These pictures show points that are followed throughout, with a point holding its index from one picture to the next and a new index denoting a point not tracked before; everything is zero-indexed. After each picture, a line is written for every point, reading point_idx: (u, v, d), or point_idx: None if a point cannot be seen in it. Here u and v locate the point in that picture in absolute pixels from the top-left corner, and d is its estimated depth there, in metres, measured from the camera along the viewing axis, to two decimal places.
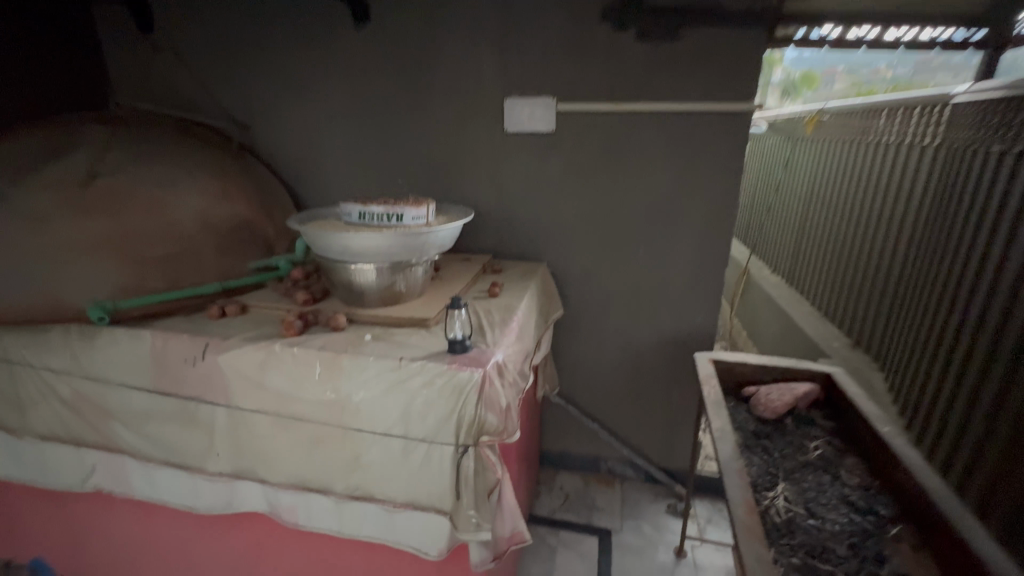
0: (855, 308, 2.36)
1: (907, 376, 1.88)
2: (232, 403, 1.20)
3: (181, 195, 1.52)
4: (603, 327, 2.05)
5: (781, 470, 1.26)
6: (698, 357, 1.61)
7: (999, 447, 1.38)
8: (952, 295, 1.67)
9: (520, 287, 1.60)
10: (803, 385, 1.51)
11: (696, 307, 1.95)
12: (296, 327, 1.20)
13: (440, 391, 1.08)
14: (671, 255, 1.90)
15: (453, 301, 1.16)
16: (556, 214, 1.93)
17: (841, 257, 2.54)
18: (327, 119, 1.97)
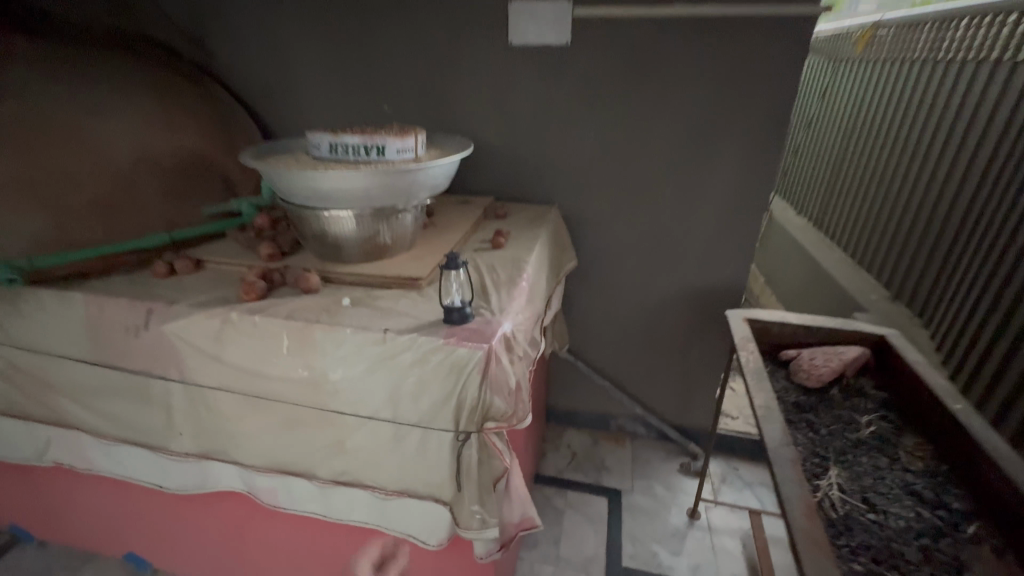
0: (893, 254, 2.13)
1: (979, 332, 1.70)
2: (188, 379, 1.01)
3: (114, 126, 1.23)
4: (618, 279, 1.83)
5: (831, 452, 1.09)
6: (731, 317, 1.40)
7: None
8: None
9: (528, 236, 1.36)
10: (853, 350, 1.32)
11: (726, 257, 1.71)
12: (258, 290, 0.98)
13: (435, 370, 0.88)
14: (701, 197, 1.64)
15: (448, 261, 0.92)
16: (569, 149, 1.65)
17: (878, 197, 2.27)
18: (294, 31, 1.64)
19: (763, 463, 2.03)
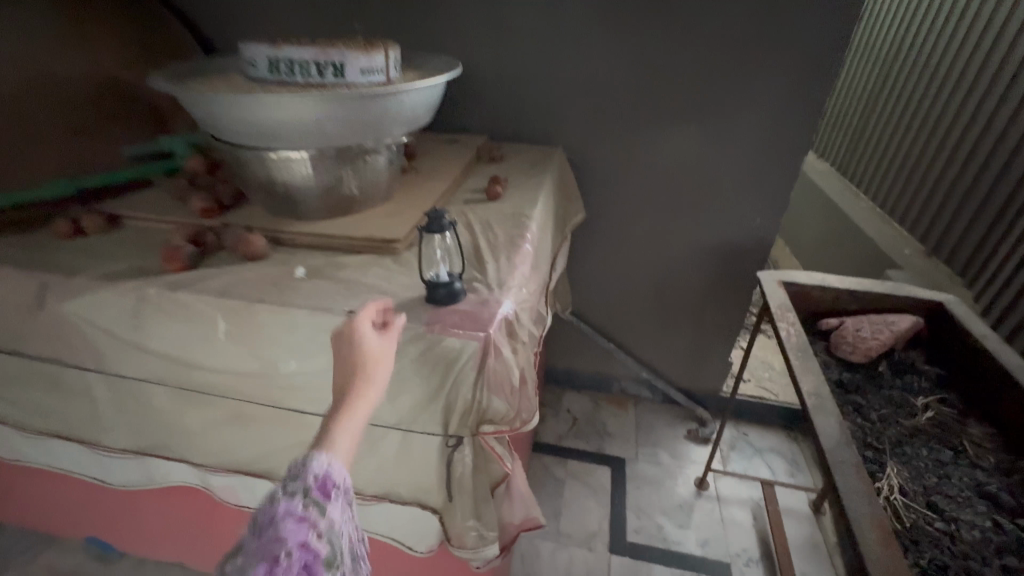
0: (932, 202, 1.92)
1: (1013, 287, 1.55)
2: (108, 369, 0.80)
3: None
4: (629, 233, 1.61)
5: (885, 443, 0.93)
6: (764, 280, 1.21)
7: None
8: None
9: (530, 184, 1.12)
10: (905, 319, 1.14)
11: (756, 208, 1.48)
12: (185, 259, 0.76)
13: (416, 364, 0.68)
14: (731, 136, 1.39)
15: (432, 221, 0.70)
16: (577, 74, 1.38)
17: (916, 138, 2.03)
18: None
19: (775, 428, 1.91)
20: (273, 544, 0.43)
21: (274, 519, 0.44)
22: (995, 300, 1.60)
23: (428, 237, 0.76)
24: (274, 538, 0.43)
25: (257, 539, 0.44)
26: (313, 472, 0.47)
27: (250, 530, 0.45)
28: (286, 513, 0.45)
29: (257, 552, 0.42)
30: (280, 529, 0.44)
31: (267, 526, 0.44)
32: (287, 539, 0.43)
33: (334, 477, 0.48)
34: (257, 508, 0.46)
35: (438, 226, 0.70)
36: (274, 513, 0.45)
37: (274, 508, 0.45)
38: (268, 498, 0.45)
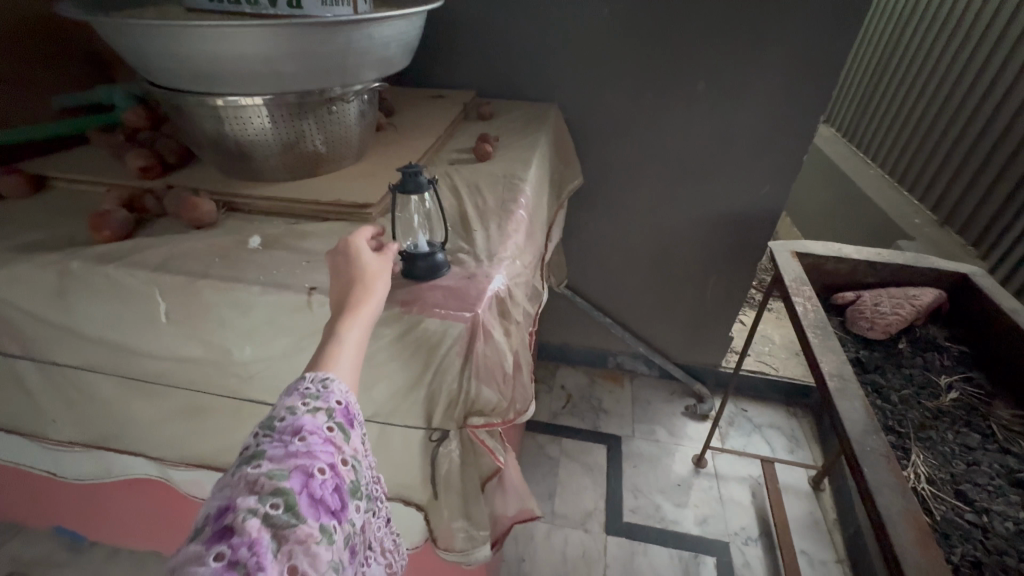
0: (946, 168, 1.82)
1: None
2: (37, 354, 0.70)
3: None
4: (630, 200, 1.50)
5: (908, 426, 0.86)
6: (777, 251, 1.11)
7: None
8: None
9: (523, 143, 1.00)
10: (926, 292, 1.05)
11: (767, 174, 1.37)
12: (118, 227, 0.65)
13: (391, 349, 0.59)
14: (744, 91, 1.26)
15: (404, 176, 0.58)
16: (577, 19, 1.23)
17: (931, 99, 1.90)
18: None
19: (775, 404, 1.86)
20: (306, 453, 0.38)
21: (300, 431, 0.39)
22: (1006, 271, 1.54)
23: (407, 198, 0.64)
24: (305, 448, 0.38)
25: (283, 448, 0.38)
26: (338, 394, 0.43)
27: (265, 439, 0.39)
28: (314, 428, 0.40)
29: (288, 459, 0.37)
30: (310, 441, 0.39)
31: (290, 436, 0.39)
32: (319, 452, 0.39)
33: (353, 405, 0.44)
34: (270, 417, 0.40)
35: (414, 183, 0.58)
36: (301, 425, 0.40)
37: (299, 419, 0.40)
38: (290, 407, 0.40)
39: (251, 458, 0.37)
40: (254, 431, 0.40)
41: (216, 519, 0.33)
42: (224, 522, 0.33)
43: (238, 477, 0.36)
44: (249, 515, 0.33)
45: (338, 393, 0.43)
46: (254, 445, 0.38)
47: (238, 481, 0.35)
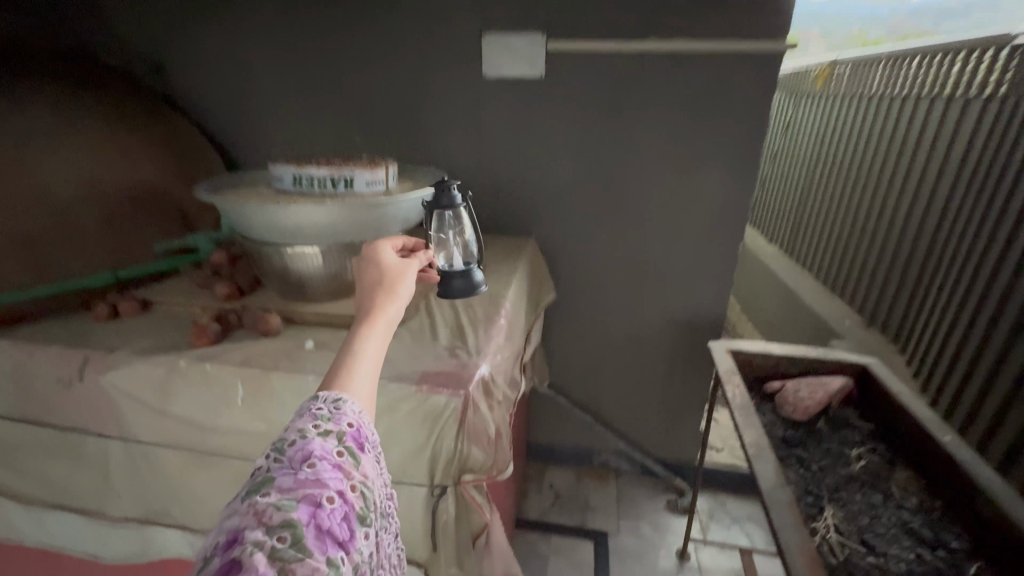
0: (862, 279, 2.17)
1: (930, 354, 1.77)
2: (127, 435, 0.90)
3: (53, 147, 1.08)
4: (598, 310, 1.79)
5: (823, 490, 1.05)
6: (714, 349, 1.37)
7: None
8: (1015, 250, 1.46)
9: (505, 270, 1.31)
10: (836, 379, 1.29)
11: (707, 288, 1.69)
12: (211, 334, 0.90)
13: (407, 420, 0.81)
14: (679, 226, 1.62)
15: (438, 197, 0.87)
16: (548, 176, 1.61)
17: (845, 226, 2.31)
18: (263, 61, 1.56)
19: (750, 497, 1.97)
20: (314, 478, 0.52)
21: (309, 458, 0.54)
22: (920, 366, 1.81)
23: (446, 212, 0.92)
24: (313, 474, 0.53)
25: (294, 474, 0.52)
26: (348, 418, 0.59)
27: (280, 466, 0.53)
28: (321, 454, 0.55)
29: (297, 484, 0.51)
30: (318, 467, 0.54)
31: (301, 463, 0.53)
32: (324, 477, 0.53)
33: (360, 430, 0.60)
34: (287, 442, 0.55)
35: (446, 199, 0.87)
36: (311, 451, 0.55)
37: (310, 446, 0.55)
38: (302, 435, 0.55)
39: (268, 481, 0.51)
40: (273, 454, 0.54)
41: (232, 543, 0.46)
42: (238, 547, 0.45)
43: (255, 505, 0.49)
44: (262, 537, 0.46)
45: (346, 416, 0.60)
46: (271, 470, 0.53)
47: (257, 505, 0.49)
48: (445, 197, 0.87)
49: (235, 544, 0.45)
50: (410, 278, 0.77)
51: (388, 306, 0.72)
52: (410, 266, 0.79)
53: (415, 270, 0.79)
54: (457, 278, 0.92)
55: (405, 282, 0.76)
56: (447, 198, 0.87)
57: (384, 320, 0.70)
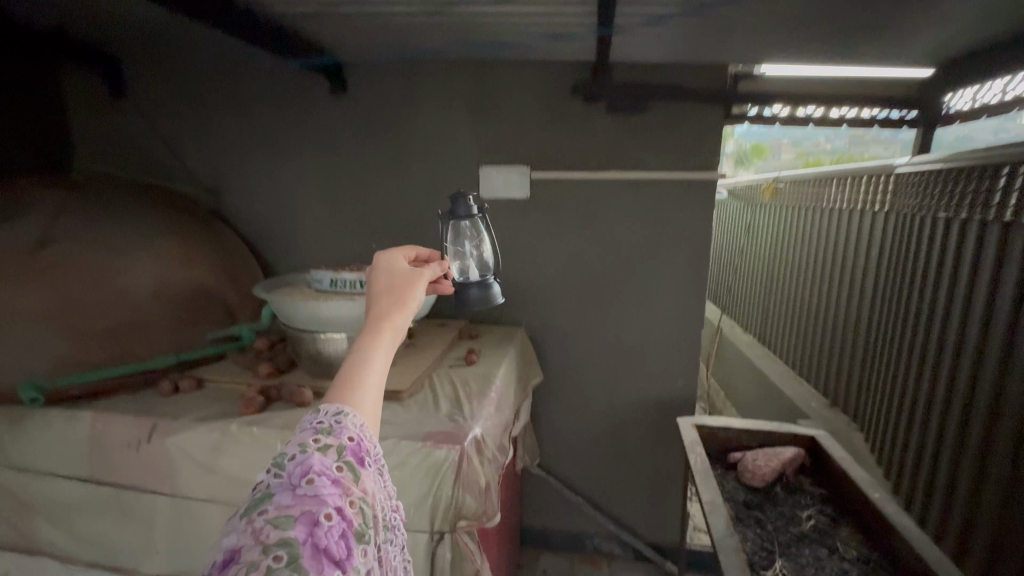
0: (822, 365, 2.34)
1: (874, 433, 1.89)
2: (179, 491, 1.07)
3: (138, 259, 1.37)
4: (582, 392, 1.98)
5: (776, 546, 1.20)
6: (681, 423, 1.56)
7: (961, 507, 1.41)
8: (913, 336, 1.64)
9: (497, 354, 1.54)
10: (788, 448, 1.47)
11: (677, 371, 1.90)
12: (257, 404, 1.11)
13: (414, 472, 0.99)
14: (648, 317, 1.87)
15: (454, 212, 1.08)
16: (534, 276, 1.89)
17: (806, 316, 2.52)
18: (297, 185, 1.89)
19: None
20: (312, 494, 0.57)
21: (309, 473, 0.59)
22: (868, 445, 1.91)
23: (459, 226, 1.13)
24: (313, 490, 0.58)
25: (294, 490, 0.57)
26: (349, 431, 0.65)
27: (281, 480, 0.58)
28: (321, 469, 0.60)
29: (296, 499, 0.56)
30: (317, 483, 0.58)
31: (301, 478, 0.59)
32: (323, 493, 0.58)
33: (360, 443, 0.65)
34: (286, 456, 0.61)
35: (460, 213, 1.07)
36: (310, 466, 0.60)
37: (310, 460, 0.60)
38: (303, 454, 0.60)
39: (269, 496, 0.57)
40: (274, 469, 0.60)
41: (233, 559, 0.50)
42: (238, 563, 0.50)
43: (254, 523, 0.53)
44: (261, 553, 0.51)
45: (347, 430, 0.65)
46: (272, 485, 0.58)
47: (256, 521, 0.54)
48: (460, 211, 1.08)
49: (232, 561, 0.50)
50: (419, 291, 0.80)
51: (396, 316, 0.76)
52: (420, 279, 0.81)
53: (425, 283, 0.81)
54: (472, 287, 1.10)
55: (414, 293, 0.79)
56: (462, 212, 1.08)
57: (389, 332, 0.74)
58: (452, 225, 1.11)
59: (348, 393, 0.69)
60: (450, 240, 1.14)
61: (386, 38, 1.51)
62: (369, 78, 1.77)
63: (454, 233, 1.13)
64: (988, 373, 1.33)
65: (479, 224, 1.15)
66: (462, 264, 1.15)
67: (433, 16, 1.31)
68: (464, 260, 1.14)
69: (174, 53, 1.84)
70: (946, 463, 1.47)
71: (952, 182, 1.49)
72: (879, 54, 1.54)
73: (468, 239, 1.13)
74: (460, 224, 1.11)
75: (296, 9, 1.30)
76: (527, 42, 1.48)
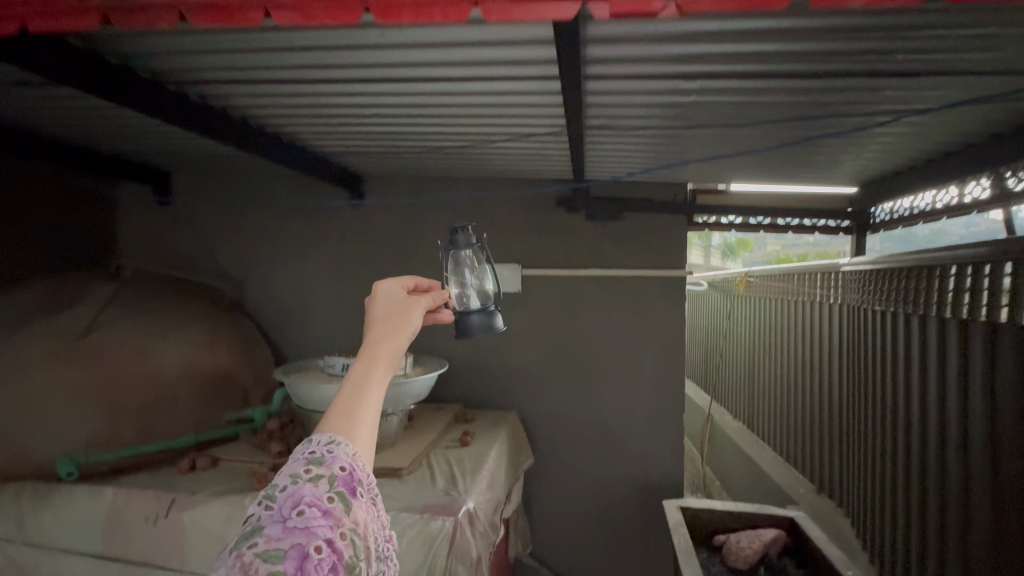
0: (807, 451, 2.34)
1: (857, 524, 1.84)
2: (187, 566, 1.13)
3: (171, 345, 1.53)
4: (573, 476, 2.04)
5: None
6: (666, 505, 1.63)
7: None
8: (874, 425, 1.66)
9: (489, 436, 1.65)
10: (769, 530, 1.53)
11: (664, 455, 1.99)
12: (269, 480, 1.21)
13: (411, 543, 1.08)
14: (633, 401, 1.99)
15: (453, 237, 0.93)
16: (525, 363, 2.05)
17: (787, 403, 2.56)
18: (313, 280, 2.11)
19: None
20: (302, 526, 0.56)
21: (299, 504, 0.58)
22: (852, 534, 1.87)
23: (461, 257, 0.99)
24: (302, 522, 0.57)
25: (283, 521, 0.57)
26: (341, 460, 0.62)
27: (270, 511, 0.57)
28: (311, 500, 0.58)
29: (285, 532, 0.56)
30: (307, 514, 0.57)
31: (291, 509, 0.58)
32: (312, 525, 0.57)
33: (353, 472, 0.62)
34: (276, 487, 0.59)
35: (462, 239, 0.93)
36: (301, 496, 0.58)
37: (300, 491, 0.59)
38: (294, 482, 0.59)
39: (259, 527, 0.56)
40: (264, 500, 0.58)
41: None
42: None
43: (243, 553, 0.54)
44: None
45: (339, 459, 0.62)
46: (263, 515, 0.57)
47: (244, 555, 0.54)
48: (460, 237, 0.93)
49: None
50: (414, 317, 0.77)
51: (394, 342, 0.72)
52: (415, 306, 0.78)
53: (420, 310, 0.78)
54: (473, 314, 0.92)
55: (408, 321, 0.75)
56: (462, 237, 0.93)
57: (384, 361, 0.70)
58: (451, 251, 0.94)
59: (344, 422, 0.66)
60: (450, 269, 0.99)
61: (400, 163, 1.82)
62: (383, 191, 2.07)
63: (455, 262, 0.99)
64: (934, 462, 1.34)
65: (482, 255, 1.02)
66: (463, 295, 0.98)
67: (440, 150, 1.59)
68: (465, 290, 0.98)
69: (216, 171, 2.15)
70: (917, 554, 1.44)
71: (893, 280, 1.55)
72: (810, 176, 1.85)
73: (471, 268, 0.99)
74: (460, 252, 0.96)
75: (328, 146, 1.60)
76: (517, 166, 1.78)
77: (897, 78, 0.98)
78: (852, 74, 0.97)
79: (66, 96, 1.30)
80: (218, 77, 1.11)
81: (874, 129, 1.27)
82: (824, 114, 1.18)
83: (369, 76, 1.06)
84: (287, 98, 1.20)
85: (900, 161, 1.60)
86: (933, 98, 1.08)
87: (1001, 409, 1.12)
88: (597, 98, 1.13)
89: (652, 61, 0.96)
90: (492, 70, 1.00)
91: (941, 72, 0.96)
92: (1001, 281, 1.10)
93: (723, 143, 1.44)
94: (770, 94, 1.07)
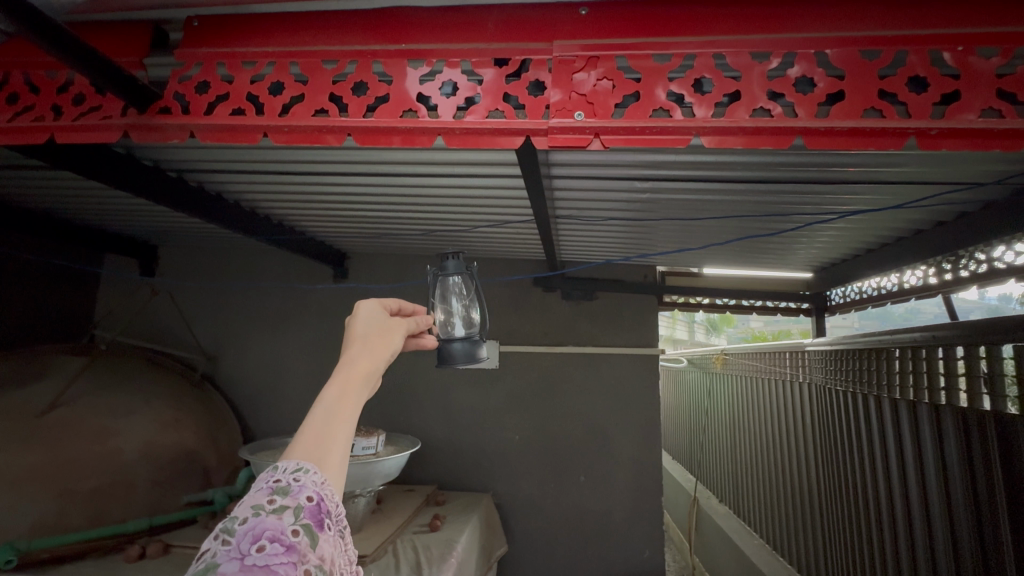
0: (791, 536, 2.25)
1: None
2: None
3: (134, 423, 1.51)
4: (551, 564, 1.95)
5: None
6: None
7: None
8: (850, 506, 1.66)
9: (461, 520, 1.59)
10: None
11: (644, 540, 1.92)
12: None
13: None
14: (611, 483, 1.96)
15: (442, 263, 0.79)
16: (500, 441, 2.03)
17: (770, 484, 2.50)
18: (291, 354, 2.12)
19: None
20: (261, 568, 0.39)
21: (260, 538, 0.40)
22: None
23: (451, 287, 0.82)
24: (262, 561, 0.39)
25: (239, 560, 0.39)
26: (309, 489, 0.43)
27: (226, 547, 0.40)
28: (275, 535, 0.40)
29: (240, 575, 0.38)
30: (268, 551, 0.40)
31: (250, 545, 0.40)
32: (276, 565, 0.39)
33: (326, 500, 0.44)
34: (235, 519, 0.41)
35: (450, 267, 0.79)
36: (262, 530, 0.40)
37: (261, 524, 0.40)
38: (253, 507, 0.41)
39: (208, 570, 0.39)
40: (217, 534, 0.40)
41: None
42: None
43: None
44: None
45: (308, 487, 0.43)
46: (215, 553, 0.40)
47: None
48: (450, 262, 0.79)
49: None
50: (397, 337, 0.57)
51: (373, 362, 0.53)
52: (398, 322, 0.59)
53: (405, 328, 0.59)
54: (457, 341, 0.76)
55: (389, 339, 0.56)
56: (453, 264, 0.79)
57: (361, 378, 0.51)
58: (440, 278, 0.79)
59: (314, 444, 0.46)
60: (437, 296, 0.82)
61: (384, 243, 1.92)
62: (367, 269, 2.15)
63: (441, 287, 0.80)
64: (906, 548, 1.33)
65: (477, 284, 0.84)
66: (447, 325, 0.81)
67: (424, 233, 1.70)
68: (450, 320, 0.81)
69: (204, 248, 2.23)
70: None
71: (851, 360, 1.60)
72: (768, 262, 1.99)
73: (458, 296, 0.81)
74: (449, 277, 0.79)
75: (317, 227, 1.70)
76: (495, 248, 1.90)
77: (822, 184, 1.11)
78: (782, 180, 1.10)
79: (71, 180, 1.40)
80: (217, 168, 1.22)
81: (815, 225, 1.40)
82: (768, 212, 1.32)
83: (357, 171, 1.17)
84: (281, 185, 1.30)
85: (845, 250, 1.74)
86: (858, 200, 1.22)
87: (954, 491, 1.15)
88: (564, 192, 1.26)
89: (609, 165, 1.09)
90: (467, 170, 1.12)
91: (859, 181, 1.10)
92: (936, 363, 1.19)
93: (684, 233, 1.56)
94: (715, 194, 1.20)
